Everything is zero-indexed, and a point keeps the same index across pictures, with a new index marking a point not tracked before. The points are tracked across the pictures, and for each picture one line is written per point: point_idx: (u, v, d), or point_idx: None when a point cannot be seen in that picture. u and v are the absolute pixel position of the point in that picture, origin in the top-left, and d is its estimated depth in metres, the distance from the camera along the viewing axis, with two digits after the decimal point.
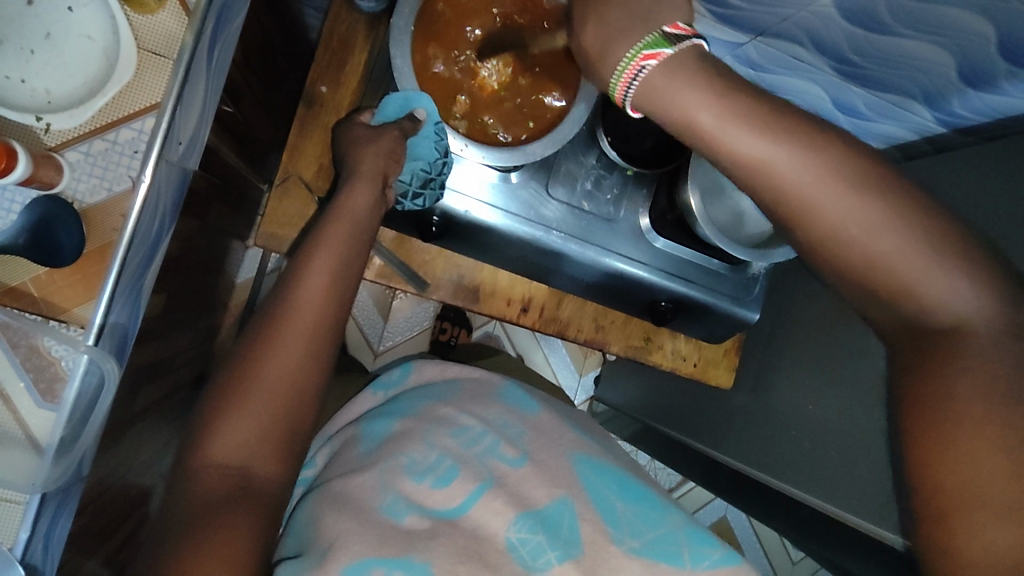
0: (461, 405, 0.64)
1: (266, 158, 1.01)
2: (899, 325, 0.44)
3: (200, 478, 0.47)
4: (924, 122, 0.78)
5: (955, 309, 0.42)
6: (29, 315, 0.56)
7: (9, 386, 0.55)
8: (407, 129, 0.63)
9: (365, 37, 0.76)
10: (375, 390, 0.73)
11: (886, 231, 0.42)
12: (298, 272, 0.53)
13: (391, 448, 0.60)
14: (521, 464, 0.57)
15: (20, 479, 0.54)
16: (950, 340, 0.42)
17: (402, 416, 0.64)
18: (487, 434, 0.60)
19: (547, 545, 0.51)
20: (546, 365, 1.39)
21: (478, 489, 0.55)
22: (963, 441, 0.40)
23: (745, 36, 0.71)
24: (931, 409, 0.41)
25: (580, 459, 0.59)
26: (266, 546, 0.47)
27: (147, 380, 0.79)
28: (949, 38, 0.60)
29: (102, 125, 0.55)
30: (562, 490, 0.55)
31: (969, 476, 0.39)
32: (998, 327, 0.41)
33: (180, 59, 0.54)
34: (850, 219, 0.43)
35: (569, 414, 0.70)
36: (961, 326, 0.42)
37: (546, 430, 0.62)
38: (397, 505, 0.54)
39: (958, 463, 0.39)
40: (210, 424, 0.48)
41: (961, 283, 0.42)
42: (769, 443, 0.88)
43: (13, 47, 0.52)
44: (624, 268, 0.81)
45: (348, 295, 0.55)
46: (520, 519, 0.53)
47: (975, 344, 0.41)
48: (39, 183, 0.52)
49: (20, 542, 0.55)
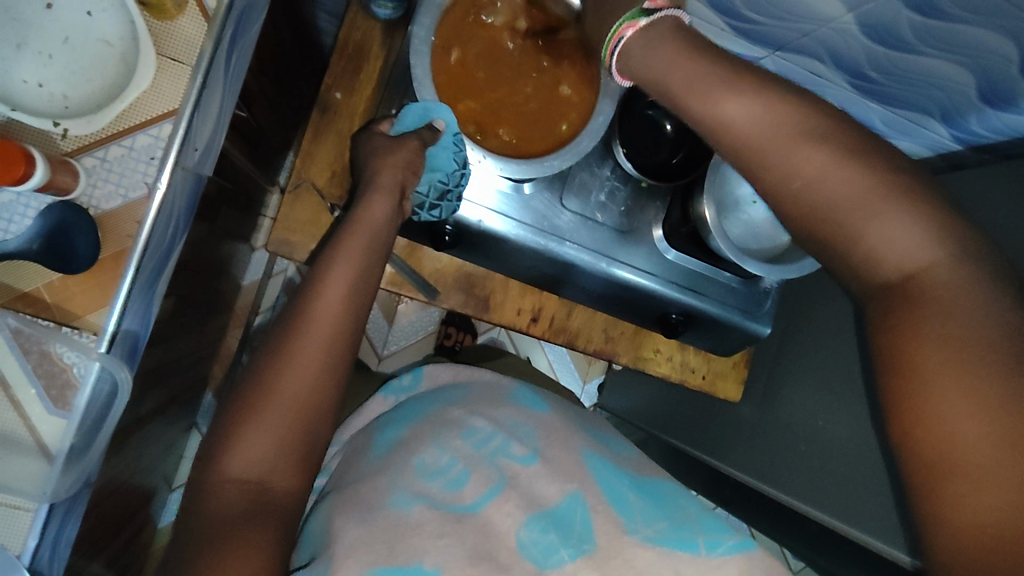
0: (472, 407, 0.64)
1: (274, 161, 1.00)
2: (861, 281, 0.44)
3: (217, 493, 0.46)
4: (940, 139, 0.77)
5: (914, 252, 0.41)
6: (42, 321, 0.55)
7: (20, 392, 0.55)
8: (426, 138, 0.62)
9: (381, 44, 0.75)
10: (386, 394, 0.73)
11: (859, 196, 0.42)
12: (314, 280, 0.53)
13: (403, 450, 0.59)
14: (531, 462, 0.56)
15: (32, 489, 0.54)
16: (909, 289, 0.41)
17: (413, 421, 0.64)
18: (496, 434, 0.59)
19: (559, 544, 0.50)
20: (550, 372, 1.39)
21: (489, 493, 0.54)
22: (932, 391, 0.38)
23: (762, 51, 0.71)
24: (901, 366, 0.40)
25: (591, 455, 0.58)
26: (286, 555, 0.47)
27: (153, 383, 0.78)
28: (971, 58, 0.60)
29: (118, 131, 0.55)
30: (574, 484, 0.54)
31: (952, 435, 0.37)
32: (958, 272, 0.40)
33: (199, 65, 0.54)
34: (817, 163, 0.43)
35: (580, 415, 0.69)
36: (918, 274, 0.41)
37: (557, 428, 0.61)
38: (404, 498, 0.54)
39: (931, 411, 0.38)
40: (230, 437, 0.48)
41: (917, 225, 0.41)
42: (776, 456, 0.87)
43: (31, 51, 0.52)
44: (634, 279, 0.80)
45: (364, 305, 0.54)
46: (531, 519, 0.52)
47: (938, 289, 0.40)
48: (54, 189, 0.52)
49: (28, 549, 0.55)
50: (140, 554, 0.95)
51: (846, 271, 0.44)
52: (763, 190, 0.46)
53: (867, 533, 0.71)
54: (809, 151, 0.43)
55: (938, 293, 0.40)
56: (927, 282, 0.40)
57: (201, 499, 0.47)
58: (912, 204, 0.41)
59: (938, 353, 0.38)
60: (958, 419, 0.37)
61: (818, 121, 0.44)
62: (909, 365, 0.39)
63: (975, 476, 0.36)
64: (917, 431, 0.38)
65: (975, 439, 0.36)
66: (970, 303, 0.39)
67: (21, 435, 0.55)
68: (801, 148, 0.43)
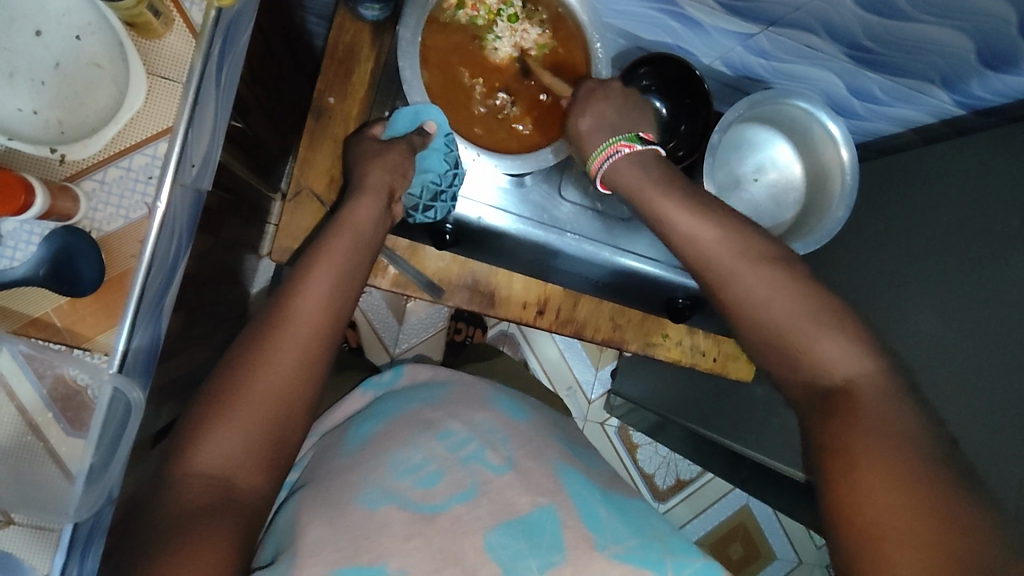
0: (450, 409, 0.64)
1: (275, 168, 1.01)
2: (803, 391, 0.52)
3: (184, 488, 0.46)
4: (942, 105, 0.76)
5: (843, 367, 0.50)
6: (54, 345, 0.56)
7: (38, 416, 0.57)
8: (416, 143, 0.63)
9: (370, 46, 0.75)
10: (366, 389, 0.73)
11: (806, 316, 0.52)
12: (302, 281, 0.52)
13: (377, 447, 0.60)
14: (505, 471, 0.56)
15: (52, 510, 0.55)
16: (845, 397, 0.49)
17: (388, 418, 0.64)
18: (472, 439, 0.59)
19: (527, 553, 0.50)
20: (561, 361, 1.39)
21: (460, 495, 0.54)
22: (874, 465, 0.44)
23: (755, 27, 0.69)
24: (843, 439, 0.46)
25: (564, 469, 0.58)
26: (248, 548, 0.46)
27: (169, 395, 0.79)
28: (968, 21, 0.59)
29: (115, 152, 0.56)
30: (547, 499, 0.54)
31: (879, 498, 0.43)
32: (890, 386, 0.48)
33: (189, 84, 0.54)
34: (770, 288, 0.53)
35: (557, 426, 0.70)
36: (853, 382, 0.49)
37: (532, 439, 0.61)
38: (374, 496, 0.53)
39: (868, 479, 0.44)
40: (200, 432, 0.47)
41: (850, 343, 0.50)
42: (787, 434, 0.87)
43: (24, 79, 0.53)
44: (637, 266, 0.81)
45: (346, 304, 0.54)
46: (502, 526, 0.52)
47: (868, 398, 0.48)
48: (57, 215, 0.53)
49: (57, 566, 0.57)
50: None
51: (793, 374, 0.52)
52: (726, 288, 0.55)
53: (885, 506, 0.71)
54: (762, 276, 0.54)
55: (873, 400, 0.47)
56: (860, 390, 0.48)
57: (167, 494, 0.46)
58: (847, 334, 0.51)
59: (874, 441, 0.45)
60: (878, 488, 0.43)
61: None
62: (839, 442, 0.46)
63: (900, 538, 0.41)
64: (845, 495, 0.44)
65: (896, 508, 0.42)
66: (897, 409, 0.47)
67: (44, 455, 0.57)
68: (754, 270, 0.54)
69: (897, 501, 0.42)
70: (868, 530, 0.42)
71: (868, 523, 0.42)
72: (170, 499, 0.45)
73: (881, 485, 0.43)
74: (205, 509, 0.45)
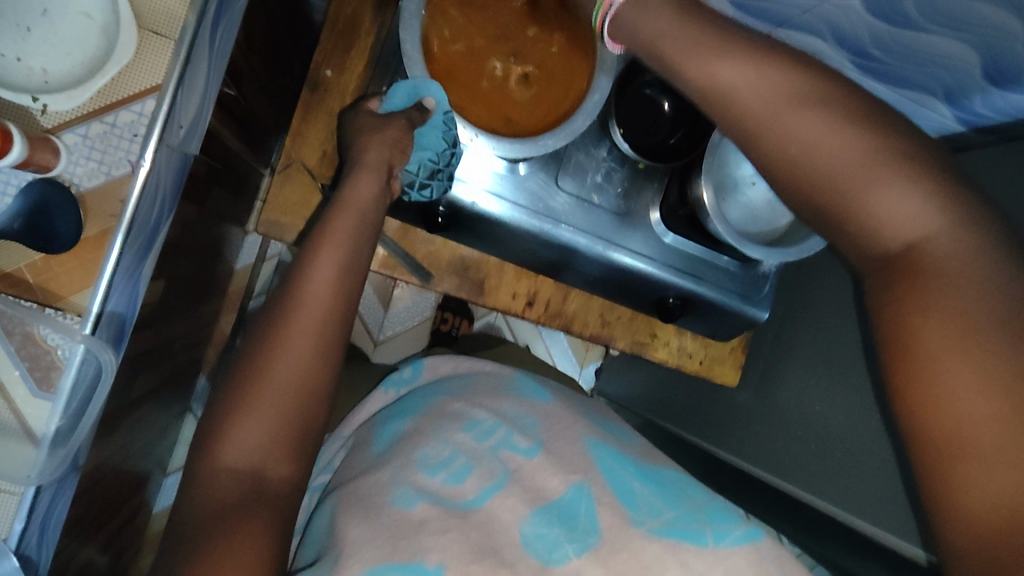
0: (473, 399, 0.63)
1: (268, 142, 0.99)
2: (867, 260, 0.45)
3: (213, 483, 0.45)
4: (942, 120, 0.75)
5: (914, 221, 0.42)
6: (25, 302, 0.55)
7: (4, 375, 0.55)
8: (415, 118, 0.61)
9: (372, 20, 0.74)
10: (387, 388, 0.71)
11: (865, 159, 0.42)
12: (313, 253, 0.51)
13: (405, 445, 0.58)
14: (535, 454, 0.55)
15: (14, 472, 0.54)
16: (911, 260, 0.42)
17: (415, 414, 0.63)
18: (499, 426, 0.58)
19: (564, 538, 0.49)
20: (547, 357, 1.38)
21: (492, 486, 0.53)
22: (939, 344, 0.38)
23: (766, 28, 0.70)
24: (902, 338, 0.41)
25: (594, 444, 0.57)
26: (283, 550, 0.45)
27: (144, 367, 0.77)
28: (977, 35, 0.57)
29: (100, 107, 0.55)
30: (578, 476, 0.53)
31: (960, 419, 0.37)
32: (960, 243, 0.40)
33: (182, 38, 0.54)
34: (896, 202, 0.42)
35: (583, 403, 0.69)
36: (921, 242, 0.41)
37: (560, 418, 0.60)
38: (408, 496, 0.53)
39: (938, 391, 0.38)
40: (219, 426, 0.46)
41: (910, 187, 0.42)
42: (774, 440, 0.86)
43: (9, 23, 0.50)
44: (630, 262, 0.79)
45: (356, 284, 0.52)
46: (536, 514, 0.51)
47: (956, 272, 0.39)
48: (36, 167, 0.52)
49: (15, 533, 0.55)
50: (132, 538, 0.95)
51: (850, 244, 0.45)
52: None
53: (846, 508, 0.72)
54: (805, 123, 0.44)
55: (940, 261, 0.40)
56: (928, 252, 0.41)
57: (193, 489, 0.45)
58: (921, 188, 0.41)
59: (943, 326, 0.39)
60: (952, 378, 0.37)
61: (810, 93, 0.44)
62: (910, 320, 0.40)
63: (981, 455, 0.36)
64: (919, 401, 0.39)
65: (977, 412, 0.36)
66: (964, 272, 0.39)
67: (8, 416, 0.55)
68: (880, 187, 0.42)
69: (984, 407, 0.36)
70: (951, 435, 0.37)
71: (947, 437, 0.37)
72: (199, 493, 0.45)
73: (961, 374, 0.37)
74: (234, 504, 0.44)
